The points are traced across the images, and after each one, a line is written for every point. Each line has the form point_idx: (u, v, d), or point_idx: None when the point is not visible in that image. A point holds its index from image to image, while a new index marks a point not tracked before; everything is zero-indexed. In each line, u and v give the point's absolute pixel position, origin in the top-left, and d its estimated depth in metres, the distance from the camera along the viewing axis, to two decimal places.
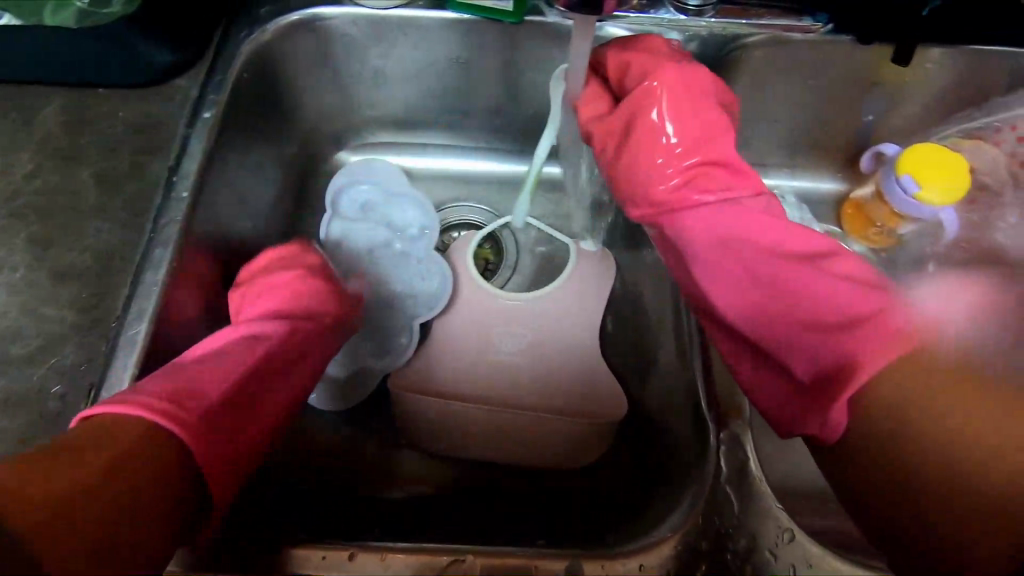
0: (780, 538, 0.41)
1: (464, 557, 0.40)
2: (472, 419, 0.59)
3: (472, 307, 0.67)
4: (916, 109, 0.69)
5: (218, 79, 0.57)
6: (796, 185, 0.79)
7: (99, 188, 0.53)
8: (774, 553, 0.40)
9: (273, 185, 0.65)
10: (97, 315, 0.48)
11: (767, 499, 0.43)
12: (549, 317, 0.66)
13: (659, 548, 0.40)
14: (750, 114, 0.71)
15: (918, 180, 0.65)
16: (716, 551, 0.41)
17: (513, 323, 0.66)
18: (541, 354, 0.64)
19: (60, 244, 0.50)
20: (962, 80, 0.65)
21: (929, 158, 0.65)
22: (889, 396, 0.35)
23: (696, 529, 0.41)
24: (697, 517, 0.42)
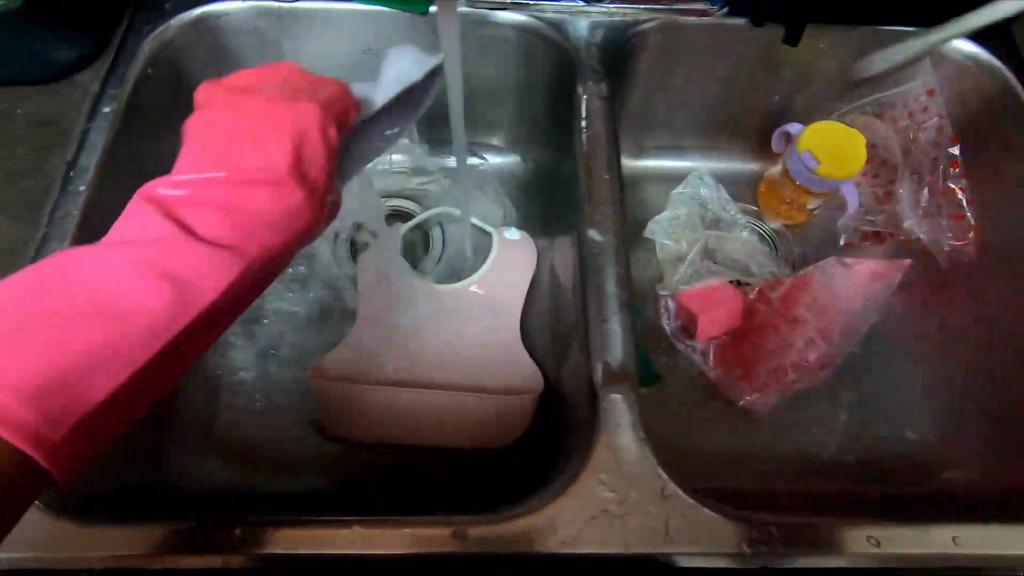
0: (657, 496, 0.43)
1: (346, 528, 0.41)
2: (390, 401, 0.60)
3: (390, 301, 0.68)
4: (818, 88, 0.72)
5: (119, 73, 0.57)
6: (714, 167, 0.81)
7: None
8: (650, 511, 0.42)
9: None
10: None
11: (651, 460, 0.44)
12: (464, 311, 0.68)
13: (541, 514, 0.42)
14: (661, 98, 0.73)
15: (816, 156, 0.68)
16: (597, 512, 0.42)
17: (429, 317, 0.68)
18: (455, 346, 0.66)
19: None
20: (857, 60, 0.69)
21: (826, 136, 0.68)
22: None
23: (578, 492, 0.43)
24: (579, 481, 0.43)
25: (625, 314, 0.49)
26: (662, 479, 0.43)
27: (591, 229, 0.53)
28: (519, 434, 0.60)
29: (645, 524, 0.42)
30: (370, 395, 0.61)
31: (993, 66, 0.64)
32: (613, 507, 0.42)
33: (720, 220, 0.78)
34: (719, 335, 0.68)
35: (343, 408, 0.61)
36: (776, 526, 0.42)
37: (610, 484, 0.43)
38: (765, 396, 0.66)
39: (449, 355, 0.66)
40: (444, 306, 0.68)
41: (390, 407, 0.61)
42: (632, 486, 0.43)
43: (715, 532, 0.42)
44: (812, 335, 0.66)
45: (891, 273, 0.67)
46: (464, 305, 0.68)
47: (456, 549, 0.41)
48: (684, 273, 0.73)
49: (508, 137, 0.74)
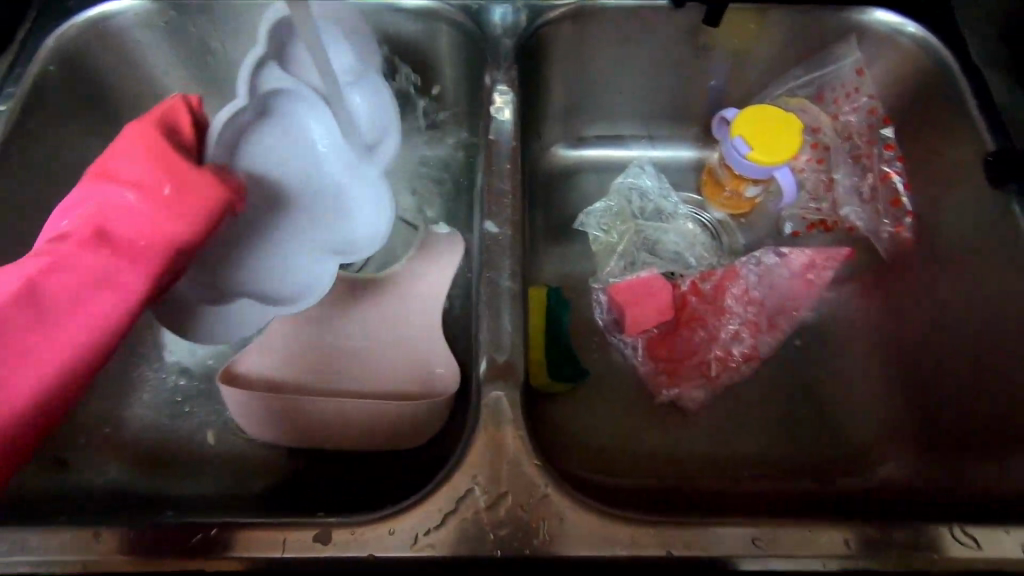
0: (533, 496, 0.41)
1: (207, 530, 0.40)
2: (295, 408, 0.59)
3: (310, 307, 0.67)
4: (752, 72, 0.70)
5: (16, 72, 0.56)
6: (657, 156, 0.79)
7: None
8: (523, 510, 0.41)
9: None
10: None
11: (528, 459, 0.42)
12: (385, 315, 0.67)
13: (409, 515, 0.40)
14: (593, 86, 0.71)
15: (749, 141, 0.65)
16: (467, 513, 0.41)
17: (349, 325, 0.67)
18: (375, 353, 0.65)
19: None
20: (789, 41, 0.66)
21: (759, 121, 0.66)
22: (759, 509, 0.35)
23: (448, 493, 0.41)
24: (452, 481, 0.42)
25: (517, 308, 0.48)
26: (539, 478, 0.42)
27: (489, 220, 0.51)
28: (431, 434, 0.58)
29: (517, 525, 0.40)
30: (274, 400, 0.59)
31: (925, 41, 0.61)
32: (483, 508, 0.41)
33: (660, 210, 0.76)
34: (649, 329, 0.65)
35: (250, 415, 0.60)
36: (655, 525, 0.40)
37: (484, 484, 0.41)
38: (695, 391, 0.64)
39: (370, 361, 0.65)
40: (366, 306, 0.67)
41: (296, 413, 0.59)
42: (506, 485, 0.41)
43: (589, 533, 0.40)
44: (738, 327, 0.65)
45: (824, 265, 0.65)
46: (386, 305, 0.67)
47: (319, 554, 0.39)
48: (616, 265, 0.71)
49: (435, 128, 0.72)
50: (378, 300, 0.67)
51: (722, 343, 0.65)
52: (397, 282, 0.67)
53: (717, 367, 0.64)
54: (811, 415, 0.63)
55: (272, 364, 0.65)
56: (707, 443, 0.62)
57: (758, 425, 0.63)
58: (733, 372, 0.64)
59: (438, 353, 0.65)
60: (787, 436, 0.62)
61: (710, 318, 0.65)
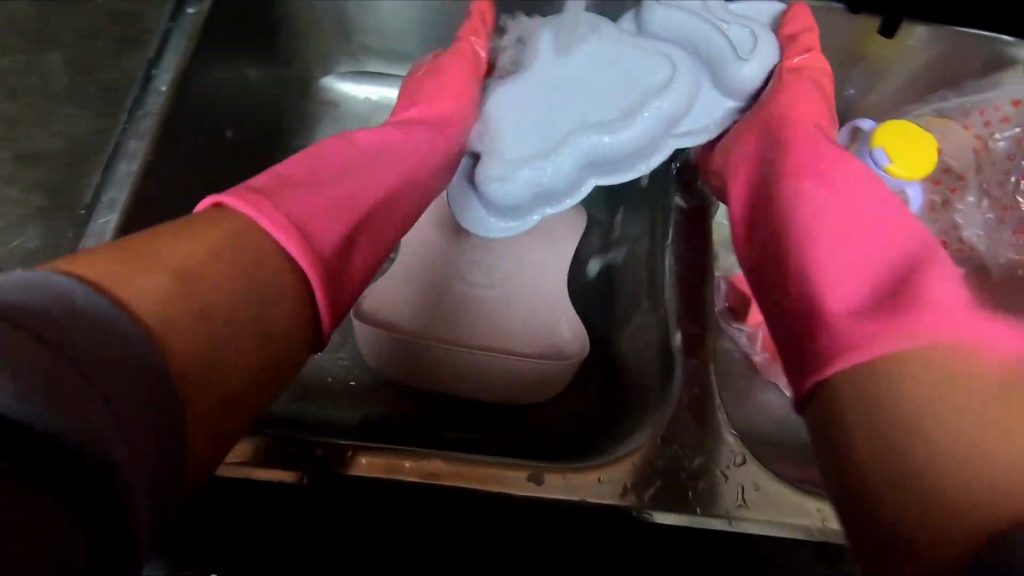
0: (730, 462, 0.44)
1: (430, 460, 0.42)
2: (444, 362, 0.58)
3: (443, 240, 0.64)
4: (893, 89, 0.72)
5: None
6: None
7: (70, 73, 0.50)
8: (723, 476, 0.43)
9: (253, 100, 0.63)
10: (63, 201, 0.46)
11: (724, 425, 0.45)
12: (524, 260, 0.64)
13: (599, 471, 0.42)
14: None
15: (888, 154, 0.67)
16: (669, 470, 0.43)
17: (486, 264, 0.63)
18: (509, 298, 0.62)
19: (27, 124, 0.48)
20: (936, 64, 0.69)
21: (893, 134, 0.68)
22: (927, 357, 0.35)
23: (652, 452, 0.44)
24: (655, 442, 0.44)
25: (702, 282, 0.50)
26: (734, 446, 0.44)
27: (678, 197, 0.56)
28: (561, 379, 0.59)
29: (715, 487, 0.43)
30: (432, 355, 0.58)
31: None
32: (684, 468, 0.43)
33: None
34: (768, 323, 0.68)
35: (396, 363, 0.60)
36: None
37: (683, 446, 0.44)
38: None
39: (503, 306, 0.62)
40: (495, 249, 0.64)
41: (448, 368, 0.59)
42: (707, 450, 0.44)
43: (784, 505, 0.42)
44: None
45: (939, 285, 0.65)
46: (513, 251, 0.64)
47: (532, 491, 0.41)
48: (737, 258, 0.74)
49: None
50: (504, 248, 0.64)
51: None
52: (526, 233, 0.64)
53: None
54: None
55: (412, 317, 0.61)
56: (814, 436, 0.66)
57: None
58: None
59: (564, 306, 0.62)
60: None
61: None
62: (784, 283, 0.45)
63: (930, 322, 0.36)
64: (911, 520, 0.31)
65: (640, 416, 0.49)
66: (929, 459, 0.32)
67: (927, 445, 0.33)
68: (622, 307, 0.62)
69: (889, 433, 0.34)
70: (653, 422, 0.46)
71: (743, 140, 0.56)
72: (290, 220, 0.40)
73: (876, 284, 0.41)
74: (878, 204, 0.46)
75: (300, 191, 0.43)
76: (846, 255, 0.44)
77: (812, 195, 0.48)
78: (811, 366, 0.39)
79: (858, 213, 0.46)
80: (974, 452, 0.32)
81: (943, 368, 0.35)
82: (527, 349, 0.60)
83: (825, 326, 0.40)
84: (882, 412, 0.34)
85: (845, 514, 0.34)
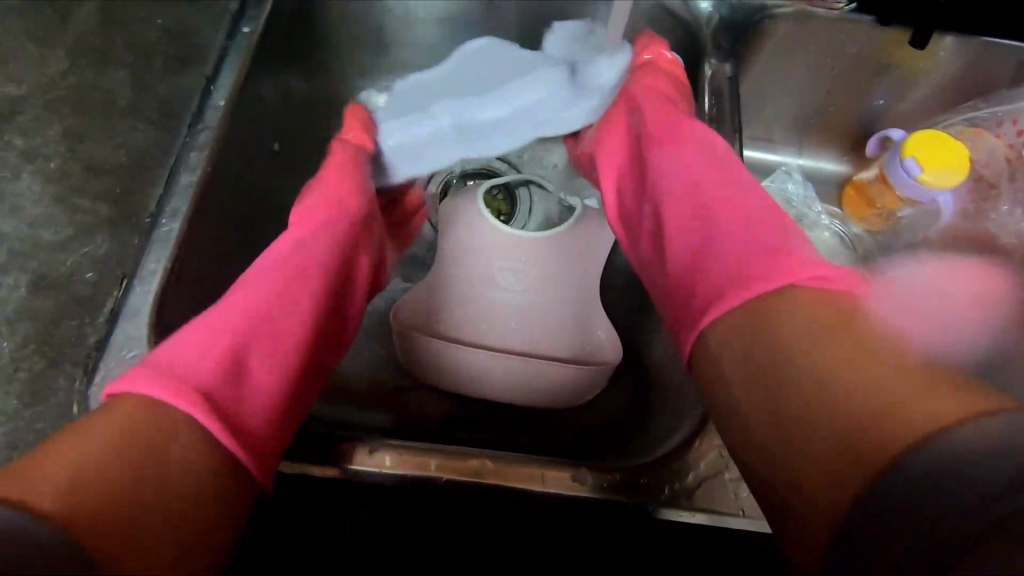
0: None
1: (477, 459, 0.43)
2: (481, 367, 0.60)
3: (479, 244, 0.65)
4: (923, 97, 0.73)
5: None
6: (803, 165, 0.81)
7: (133, 89, 0.53)
8: None
9: (297, 114, 0.65)
10: (128, 211, 0.48)
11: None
12: (557, 268, 0.65)
13: (641, 472, 0.43)
14: (768, 91, 0.73)
15: (921, 164, 0.68)
16: (711, 473, 0.44)
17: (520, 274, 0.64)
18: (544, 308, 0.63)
19: (93, 138, 0.51)
20: (967, 73, 0.69)
21: (929, 143, 0.68)
22: (797, 299, 0.39)
23: (693, 455, 0.45)
24: (696, 445, 0.45)
25: None
26: None
27: None
28: (595, 384, 0.60)
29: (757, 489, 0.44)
30: (469, 360, 0.60)
31: None
32: (727, 470, 0.44)
33: (803, 218, 0.79)
34: None
35: (435, 368, 0.61)
36: None
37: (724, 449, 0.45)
38: None
39: (537, 318, 0.63)
40: (529, 256, 0.65)
41: (485, 373, 0.60)
42: None
43: None
44: None
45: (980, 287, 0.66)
46: (547, 258, 0.65)
47: (577, 491, 0.42)
48: None
49: None
50: (538, 255, 0.65)
51: None
52: (559, 240, 0.65)
53: None
54: None
55: (449, 324, 0.63)
56: None
57: None
58: None
59: (596, 311, 0.63)
60: None
61: None
62: (682, 241, 0.47)
63: (792, 274, 0.40)
64: (811, 497, 0.34)
65: (678, 420, 0.50)
66: (827, 430, 0.35)
67: (843, 398, 0.35)
68: (655, 313, 0.63)
69: (784, 418, 0.37)
70: (693, 426, 0.47)
71: (611, 124, 0.63)
72: (210, 394, 0.38)
73: (775, 236, 0.43)
74: (723, 174, 0.50)
75: (204, 346, 0.40)
76: (726, 206, 0.47)
77: (690, 159, 0.52)
78: (693, 320, 0.43)
79: (698, 161, 0.52)
80: (838, 397, 0.35)
81: (819, 328, 0.38)
82: (561, 354, 0.61)
83: (699, 286, 0.44)
84: (809, 372, 0.37)
85: (760, 494, 0.38)
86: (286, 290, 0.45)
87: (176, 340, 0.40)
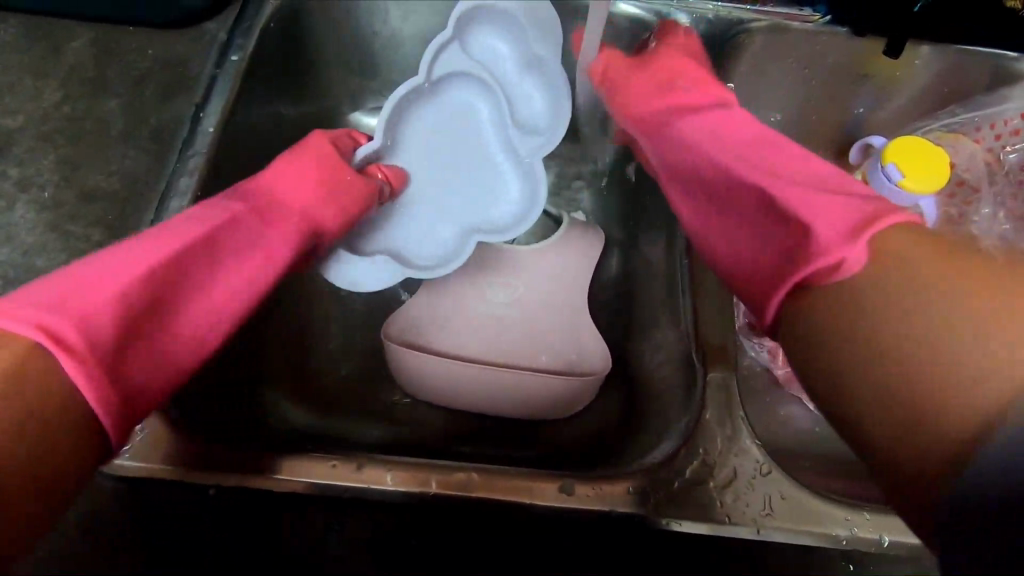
0: (756, 472, 0.45)
1: (465, 473, 0.44)
2: (470, 382, 0.60)
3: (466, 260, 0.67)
4: (901, 105, 0.74)
5: (245, 25, 0.59)
6: None
7: (125, 118, 0.55)
8: (750, 486, 0.44)
9: (288, 137, 0.67)
10: (120, 236, 0.50)
11: (747, 436, 0.46)
12: (544, 280, 0.66)
13: (626, 483, 0.44)
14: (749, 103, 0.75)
15: (901, 169, 0.69)
16: (697, 481, 0.44)
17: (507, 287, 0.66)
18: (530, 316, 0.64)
19: (86, 166, 0.52)
20: (944, 80, 0.71)
21: (910, 150, 0.70)
22: (882, 265, 0.35)
23: (678, 464, 0.45)
24: (680, 453, 0.46)
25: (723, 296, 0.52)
26: (760, 456, 0.45)
27: None
28: (583, 396, 0.61)
29: (742, 497, 0.44)
30: (458, 375, 0.60)
31: None
32: (711, 479, 0.44)
33: None
34: None
35: (425, 383, 0.62)
36: (872, 513, 0.43)
37: (709, 457, 0.45)
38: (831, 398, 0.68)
39: (524, 328, 0.64)
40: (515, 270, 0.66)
41: (474, 386, 0.60)
42: (732, 461, 0.45)
43: (811, 512, 0.43)
44: None
45: None
46: (533, 272, 0.66)
47: (564, 502, 0.43)
48: None
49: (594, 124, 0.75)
50: (524, 270, 0.66)
51: None
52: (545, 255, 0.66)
53: None
54: None
55: (439, 339, 0.63)
56: (840, 449, 0.67)
57: None
58: None
59: (583, 323, 0.64)
60: None
61: None
62: (726, 219, 0.48)
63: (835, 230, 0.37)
64: (907, 456, 0.31)
65: (665, 429, 0.51)
66: (895, 388, 0.32)
67: (938, 349, 0.32)
68: (643, 324, 0.64)
69: (834, 374, 0.35)
70: (677, 435, 0.47)
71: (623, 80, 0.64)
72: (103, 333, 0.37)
73: (812, 184, 0.43)
74: (753, 148, 0.50)
75: (125, 278, 0.40)
76: (765, 167, 0.47)
77: (689, 134, 0.56)
78: (766, 302, 0.41)
79: (741, 133, 0.53)
80: (903, 336, 0.33)
81: (916, 262, 0.35)
82: (549, 366, 0.62)
83: (740, 266, 0.45)
84: (882, 323, 0.34)
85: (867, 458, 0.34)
86: (229, 247, 0.47)
87: (125, 260, 0.40)
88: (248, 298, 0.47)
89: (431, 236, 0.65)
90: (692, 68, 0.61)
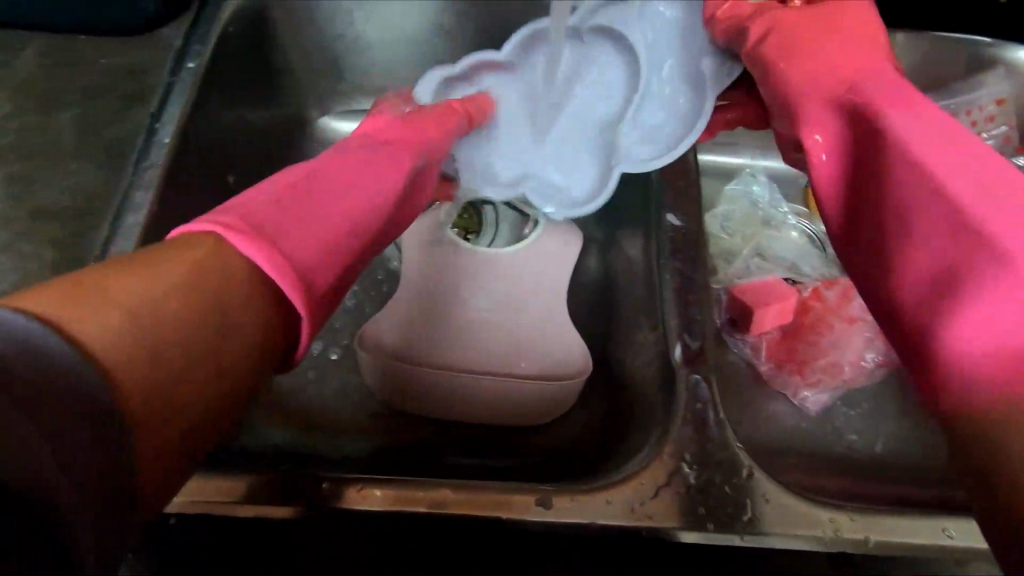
0: (739, 476, 0.43)
1: (440, 490, 0.42)
2: (445, 390, 0.59)
3: (440, 264, 0.65)
4: None
5: (202, 30, 0.57)
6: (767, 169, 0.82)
7: (78, 130, 0.52)
8: (732, 490, 0.43)
9: (255, 144, 0.65)
10: (74, 254, 0.47)
11: (728, 438, 0.45)
12: (519, 280, 0.65)
13: (606, 493, 0.42)
14: None
15: None
16: (680, 487, 0.43)
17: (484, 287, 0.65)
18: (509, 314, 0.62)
19: (38, 181, 0.50)
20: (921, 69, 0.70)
21: None
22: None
23: (659, 470, 0.44)
24: (661, 459, 0.44)
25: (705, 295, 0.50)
26: (742, 460, 0.44)
27: (670, 213, 0.55)
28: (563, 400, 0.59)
29: (726, 502, 0.43)
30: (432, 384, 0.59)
31: None
32: (694, 484, 0.43)
33: (770, 219, 0.78)
34: (771, 331, 0.68)
35: (402, 391, 0.60)
36: (855, 514, 0.43)
37: (691, 462, 0.44)
38: (818, 393, 0.67)
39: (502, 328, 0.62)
40: (490, 273, 0.65)
41: (450, 393, 0.59)
42: (714, 465, 0.44)
43: (794, 515, 0.42)
44: (871, 335, 0.66)
45: None
46: (508, 274, 0.65)
47: (543, 516, 0.41)
48: (739, 267, 0.74)
49: None
50: (499, 272, 0.65)
51: (851, 349, 0.67)
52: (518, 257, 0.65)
53: (842, 369, 0.67)
54: (920, 418, 0.67)
55: (415, 346, 0.62)
56: (827, 444, 0.66)
57: (874, 428, 0.66)
58: (859, 371, 0.67)
59: (561, 323, 0.63)
60: (906, 442, 0.65)
61: (835, 325, 0.67)
62: (910, 228, 0.42)
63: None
64: None
65: (646, 434, 0.49)
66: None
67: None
68: (623, 324, 0.63)
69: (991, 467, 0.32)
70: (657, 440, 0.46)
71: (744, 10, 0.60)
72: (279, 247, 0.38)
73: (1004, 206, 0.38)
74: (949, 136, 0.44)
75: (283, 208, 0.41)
76: (987, 173, 0.40)
77: (838, 134, 0.51)
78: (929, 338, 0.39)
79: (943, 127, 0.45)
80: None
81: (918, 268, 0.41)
82: (526, 369, 0.60)
83: (907, 296, 0.41)
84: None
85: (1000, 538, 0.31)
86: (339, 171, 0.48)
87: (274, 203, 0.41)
88: (343, 208, 0.45)
89: (512, 176, 0.64)
90: (864, 48, 0.55)
